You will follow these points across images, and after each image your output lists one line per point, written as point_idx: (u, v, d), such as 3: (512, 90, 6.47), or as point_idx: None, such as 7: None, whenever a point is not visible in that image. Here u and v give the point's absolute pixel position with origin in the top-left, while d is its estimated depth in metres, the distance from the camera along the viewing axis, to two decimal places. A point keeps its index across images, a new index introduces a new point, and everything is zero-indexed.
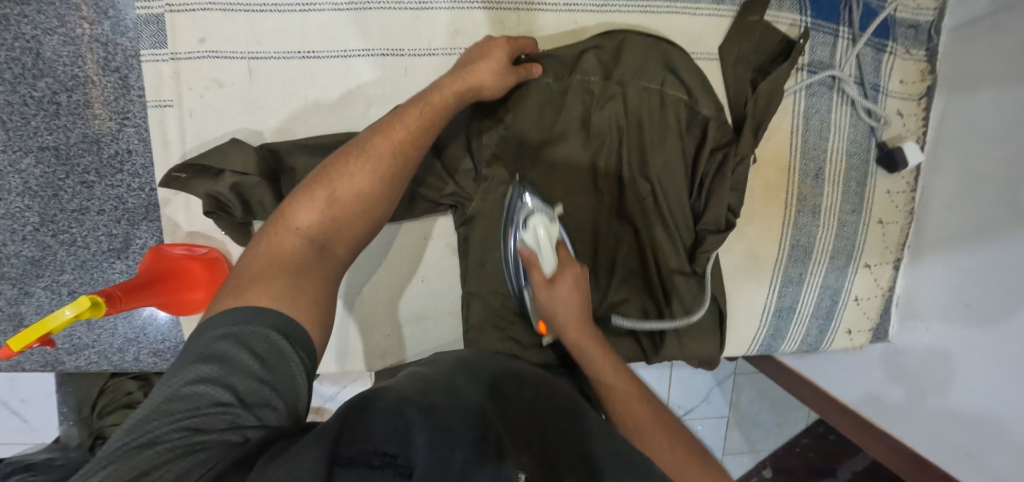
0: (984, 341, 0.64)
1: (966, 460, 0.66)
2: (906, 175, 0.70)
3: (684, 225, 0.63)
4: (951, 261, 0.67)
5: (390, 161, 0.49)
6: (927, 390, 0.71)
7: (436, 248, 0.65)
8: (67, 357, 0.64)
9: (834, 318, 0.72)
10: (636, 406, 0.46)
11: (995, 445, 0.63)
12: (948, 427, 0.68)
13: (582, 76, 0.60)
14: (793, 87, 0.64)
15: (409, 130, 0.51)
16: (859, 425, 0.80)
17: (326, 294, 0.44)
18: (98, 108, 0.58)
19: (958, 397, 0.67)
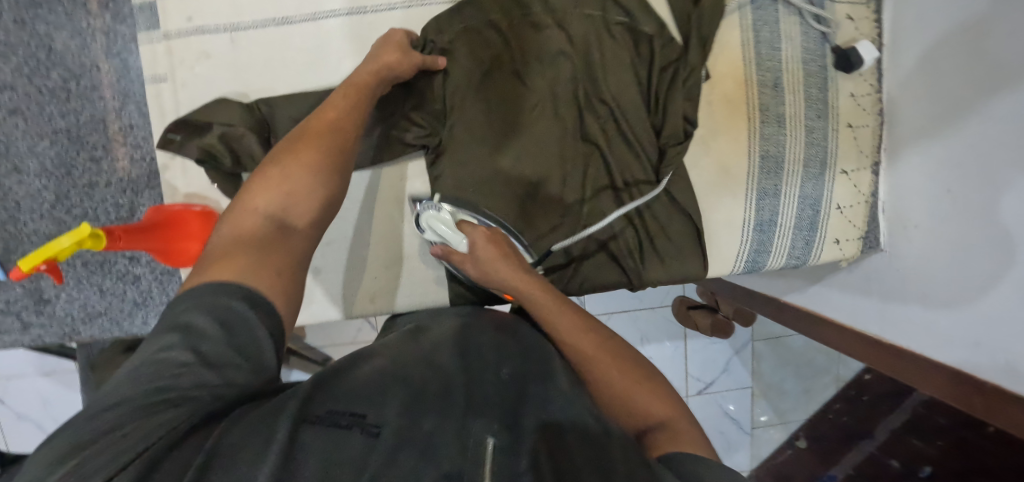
0: (968, 222, 0.63)
1: (975, 349, 0.64)
2: (868, 76, 0.71)
3: (648, 143, 0.66)
4: (925, 152, 0.67)
5: (328, 133, 0.52)
6: (928, 289, 0.69)
7: (414, 188, 0.69)
8: (83, 326, 0.69)
9: (819, 229, 0.72)
10: (583, 344, 0.51)
11: (999, 326, 0.61)
12: (952, 321, 0.67)
13: (531, 7, 0.64)
14: (737, 2, 0.67)
15: (341, 108, 0.55)
16: (867, 343, 0.79)
17: (294, 268, 0.45)
18: (104, 90, 0.65)
19: (956, 287, 0.65)
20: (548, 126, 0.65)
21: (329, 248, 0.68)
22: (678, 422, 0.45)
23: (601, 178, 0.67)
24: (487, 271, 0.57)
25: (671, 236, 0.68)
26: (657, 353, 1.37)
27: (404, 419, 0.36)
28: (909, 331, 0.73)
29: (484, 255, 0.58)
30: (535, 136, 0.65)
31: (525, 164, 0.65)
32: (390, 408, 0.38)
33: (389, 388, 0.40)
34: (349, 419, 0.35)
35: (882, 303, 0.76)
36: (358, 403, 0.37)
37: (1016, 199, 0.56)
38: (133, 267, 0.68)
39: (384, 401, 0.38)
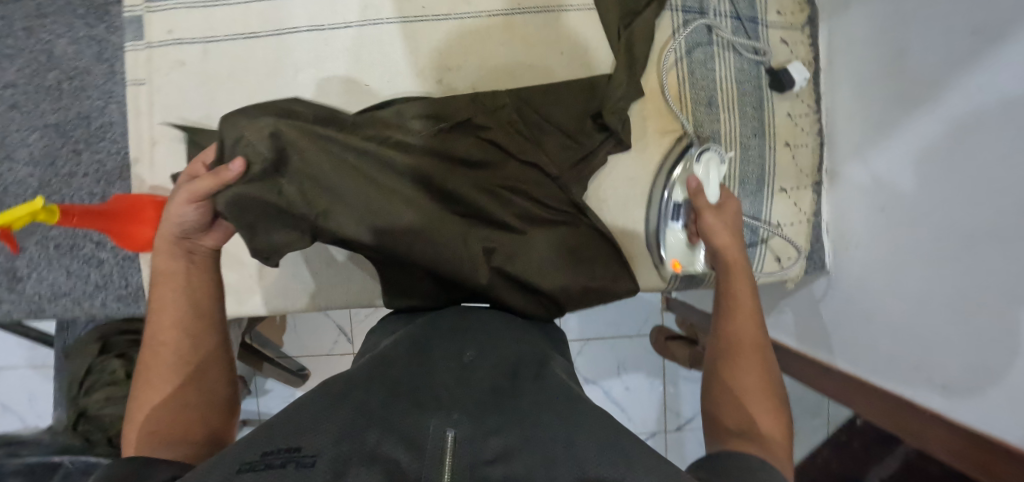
0: (903, 239, 0.62)
1: (915, 373, 0.62)
2: (805, 97, 0.72)
3: (579, 148, 0.69)
4: (861, 172, 0.68)
5: (180, 301, 0.53)
6: (870, 312, 0.68)
7: None
8: (49, 304, 0.74)
9: (758, 245, 0.72)
10: (746, 335, 0.53)
11: (935, 347, 0.59)
12: (893, 345, 0.64)
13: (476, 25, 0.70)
14: (672, 25, 0.71)
15: (174, 278, 0.54)
16: (820, 372, 0.77)
17: (191, 420, 0.48)
18: (91, 91, 0.72)
19: (896, 308, 0.64)
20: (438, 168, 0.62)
21: None
22: (765, 419, 0.47)
23: (503, 206, 0.65)
24: (714, 227, 0.60)
25: (591, 249, 0.69)
26: (634, 384, 1.34)
27: (343, 446, 0.38)
28: (858, 357, 0.71)
29: (729, 217, 0.62)
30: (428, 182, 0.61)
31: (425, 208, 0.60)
32: (328, 440, 0.39)
33: (330, 409, 0.43)
34: (283, 456, 0.37)
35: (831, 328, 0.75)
36: (290, 436, 0.39)
37: (940, 213, 0.56)
38: (98, 251, 0.73)
39: (316, 428, 0.40)
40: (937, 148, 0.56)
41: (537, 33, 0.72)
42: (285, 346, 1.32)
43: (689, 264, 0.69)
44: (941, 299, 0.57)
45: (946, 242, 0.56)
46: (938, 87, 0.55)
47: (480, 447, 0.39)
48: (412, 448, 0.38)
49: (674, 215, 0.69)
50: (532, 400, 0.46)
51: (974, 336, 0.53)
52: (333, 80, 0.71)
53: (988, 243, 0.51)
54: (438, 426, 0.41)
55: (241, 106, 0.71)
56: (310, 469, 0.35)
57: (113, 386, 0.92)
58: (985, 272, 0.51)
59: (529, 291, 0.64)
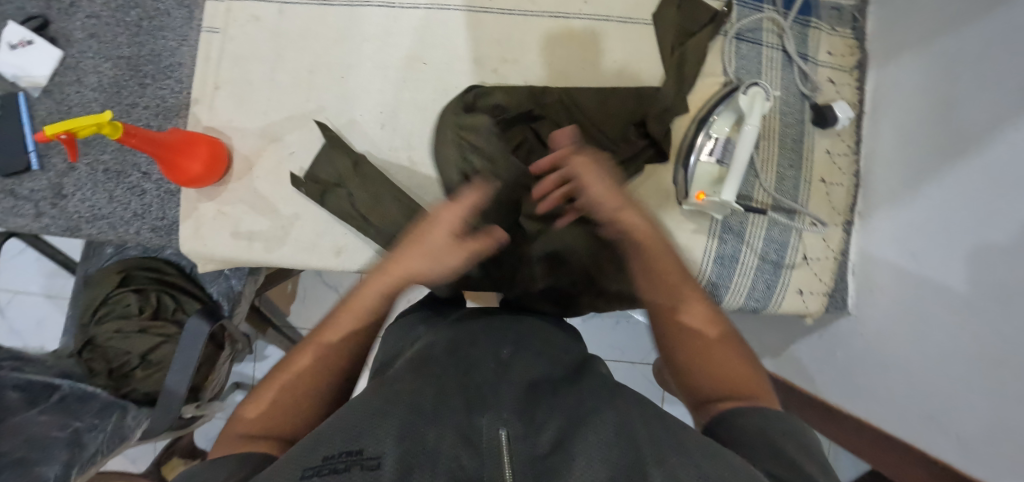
0: (930, 286, 0.62)
1: (930, 423, 0.61)
2: (845, 137, 0.74)
3: (620, 149, 0.70)
4: (894, 216, 0.68)
5: (352, 328, 0.56)
6: (888, 356, 0.67)
7: (395, 159, 0.73)
8: (85, 224, 0.76)
9: (781, 276, 0.72)
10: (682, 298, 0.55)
11: (953, 398, 0.58)
12: (910, 392, 0.64)
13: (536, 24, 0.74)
14: (725, 50, 0.73)
15: (356, 311, 0.57)
16: (829, 415, 0.77)
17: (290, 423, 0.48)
18: (167, 32, 0.76)
19: (916, 355, 0.63)
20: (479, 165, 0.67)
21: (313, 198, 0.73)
22: (735, 379, 0.49)
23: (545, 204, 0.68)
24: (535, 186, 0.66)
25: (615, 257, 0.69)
26: None
27: (399, 446, 0.39)
28: (872, 404, 0.70)
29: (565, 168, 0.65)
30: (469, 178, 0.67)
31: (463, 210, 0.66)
32: (389, 439, 0.40)
33: (386, 407, 0.44)
34: (346, 458, 0.39)
35: (846, 371, 0.74)
36: (350, 439, 0.41)
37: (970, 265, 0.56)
38: (143, 181, 0.76)
39: (375, 431, 0.41)
40: (975, 199, 0.56)
41: (593, 39, 0.74)
42: (291, 315, 1.34)
43: (713, 195, 0.67)
44: (965, 354, 0.56)
45: (971, 296, 0.56)
46: (979, 139, 0.56)
47: (532, 442, 0.40)
48: (468, 444, 0.40)
49: (710, 148, 0.68)
50: (570, 401, 0.47)
51: (995, 393, 0.53)
52: (394, 54, 0.74)
53: (1012, 300, 0.51)
54: (491, 425, 0.42)
55: (303, 67, 0.74)
56: (378, 470, 0.37)
57: (123, 320, 0.94)
58: (1010, 329, 0.51)
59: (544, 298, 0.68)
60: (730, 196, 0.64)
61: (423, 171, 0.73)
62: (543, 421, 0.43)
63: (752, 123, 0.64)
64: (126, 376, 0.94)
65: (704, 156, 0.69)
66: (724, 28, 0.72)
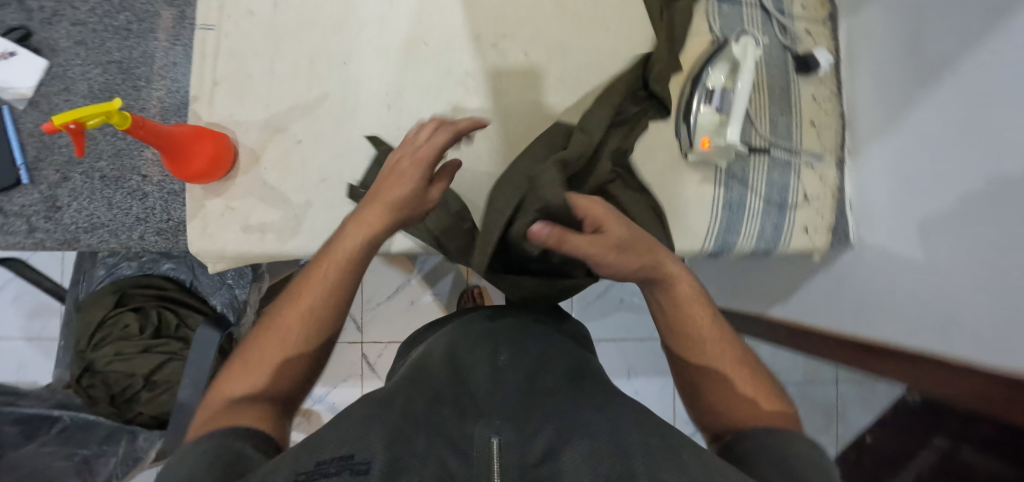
0: (927, 204, 0.65)
1: (950, 329, 0.63)
2: (828, 83, 0.78)
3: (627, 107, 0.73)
4: (882, 149, 0.73)
5: (328, 285, 0.54)
6: (898, 276, 0.71)
7: (406, 138, 0.73)
8: (84, 235, 0.73)
9: (787, 216, 0.76)
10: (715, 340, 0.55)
11: (965, 303, 0.61)
12: (924, 306, 0.67)
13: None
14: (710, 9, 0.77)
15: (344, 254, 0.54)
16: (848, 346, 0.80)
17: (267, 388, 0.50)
18: (158, 33, 0.75)
19: (926, 271, 0.66)
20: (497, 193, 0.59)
21: (327, 185, 0.73)
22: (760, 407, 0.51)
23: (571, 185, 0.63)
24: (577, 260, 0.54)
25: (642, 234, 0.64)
26: (644, 391, 1.32)
27: (393, 453, 0.43)
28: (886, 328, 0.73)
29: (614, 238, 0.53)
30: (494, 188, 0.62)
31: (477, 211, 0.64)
32: (377, 444, 0.44)
33: (391, 421, 0.47)
34: (339, 462, 0.41)
35: (858, 300, 0.77)
36: (344, 443, 0.44)
37: (964, 174, 0.60)
38: (144, 185, 0.74)
39: (365, 434, 0.44)
40: (958, 117, 0.60)
41: (586, 9, 0.77)
42: None
43: (718, 141, 0.71)
44: (969, 257, 0.60)
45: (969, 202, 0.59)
46: (952, 63, 0.61)
47: (522, 451, 0.44)
48: (457, 450, 0.45)
49: (706, 98, 0.72)
50: (548, 402, 0.51)
51: (1004, 286, 0.56)
52: (394, 37, 0.74)
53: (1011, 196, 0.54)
54: (483, 432, 0.46)
55: (303, 56, 0.73)
56: (366, 475, 0.40)
57: (124, 341, 0.88)
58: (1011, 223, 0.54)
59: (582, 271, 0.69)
60: (736, 137, 0.70)
61: None
62: (538, 429, 0.47)
63: (748, 70, 0.69)
64: (130, 400, 0.88)
65: (702, 106, 0.72)
66: None
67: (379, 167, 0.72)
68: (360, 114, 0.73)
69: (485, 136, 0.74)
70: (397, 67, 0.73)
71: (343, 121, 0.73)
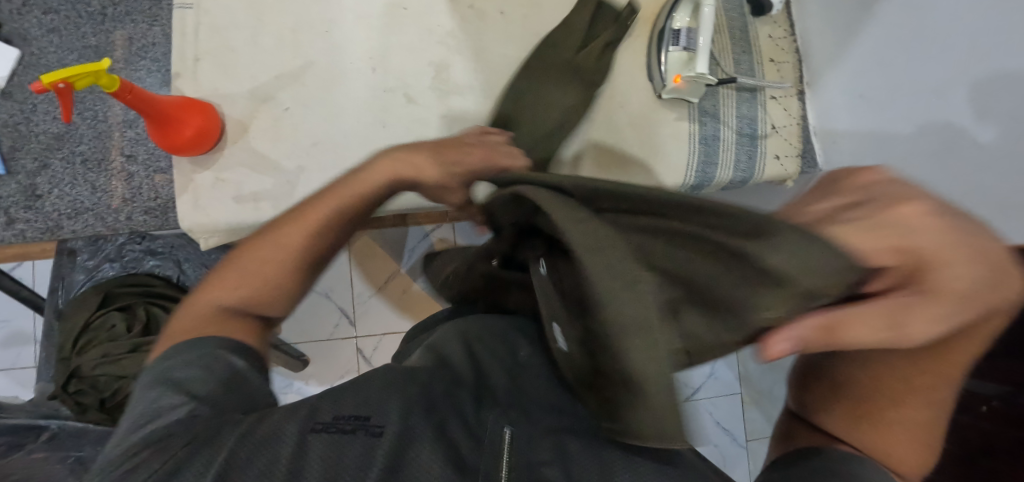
0: (884, 115, 0.72)
1: None
2: (781, 23, 0.85)
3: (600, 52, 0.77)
4: (837, 74, 0.79)
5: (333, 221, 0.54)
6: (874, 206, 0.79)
7: (394, 98, 0.75)
8: (67, 221, 0.71)
9: (758, 145, 0.81)
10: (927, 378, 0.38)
11: None
12: None
13: None
14: None
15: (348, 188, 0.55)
16: None
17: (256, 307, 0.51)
18: (135, 15, 0.76)
19: None
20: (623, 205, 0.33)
21: (318, 149, 0.73)
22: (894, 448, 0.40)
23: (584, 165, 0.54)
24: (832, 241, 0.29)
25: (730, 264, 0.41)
26: None
27: (406, 421, 0.44)
28: None
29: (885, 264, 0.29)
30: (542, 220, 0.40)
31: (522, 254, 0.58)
32: (391, 410, 0.45)
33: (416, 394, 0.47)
34: (354, 422, 0.43)
35: None
36: (361, 406, 0.45)
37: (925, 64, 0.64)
38: (129, 165, 0.73)
39: (384, 401, 0.45)
40: (902, 28, 0.66)
41: None
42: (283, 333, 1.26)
43: (689, 75, 0.75)
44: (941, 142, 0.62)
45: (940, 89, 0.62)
46: None
47: (530, 449, 0.45)
48: (475, 439, 0.45)
49: (673, 40, 0.76)
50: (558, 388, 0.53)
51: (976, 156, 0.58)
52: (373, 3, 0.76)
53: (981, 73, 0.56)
54: (496, 421, 0.47)
55: (284, 26, 0.75)
56: (378, 438, 0.42)
57: (111, 343, 0.86)
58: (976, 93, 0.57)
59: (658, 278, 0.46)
60: (705, 69, 0.73)
61: (422, 105, 0.76)
62: (552, 427, 0.48)
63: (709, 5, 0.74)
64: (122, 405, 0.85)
65: (671, 47, 0.76)
66: None
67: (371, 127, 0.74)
68: (346, 77, 0.74)
69: (470, 91, 0.76)
70: (379, 31, 0.76)
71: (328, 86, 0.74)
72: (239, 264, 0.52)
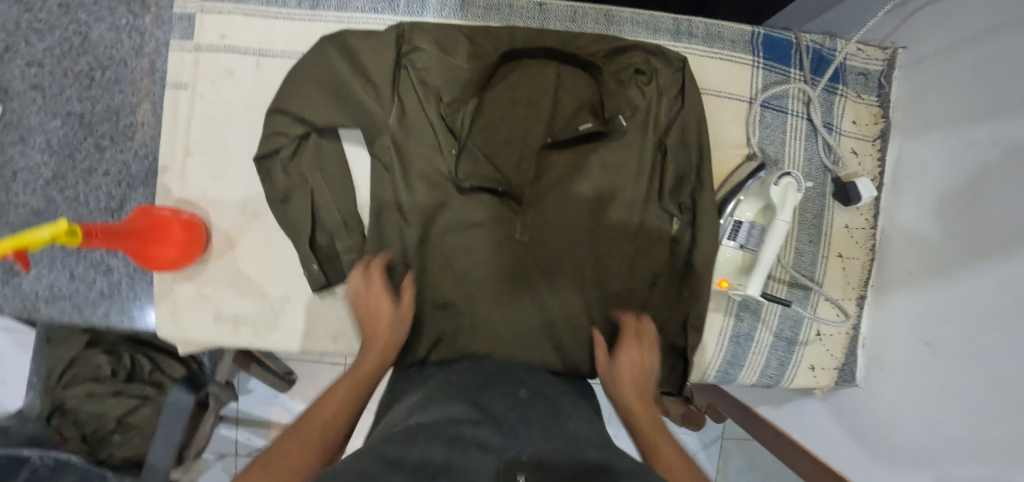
0: (951, 381, 0.61)
1: (849, 447, 0.74)
2: (864, 210, 0.73)
3: (625, 251, 0.68)
4: (912, 298, 0.67)
5: None
6: (850, 417, 0.75)
7: (388, 221, 0.66)
8: (44, 306, 0.68)
9: (795, 352, 0.72)
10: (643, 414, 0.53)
11: None
12: (859, 416, 0.73)
13: (576, 82, 0.66)
14: (756, 100, 0.68)
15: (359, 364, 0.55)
16: (780, 440, 0.85)
17: None
18: (124, 85, 0.67)
19: (946, 443, 0.61)
20: (506, 116, 0.65)
21: (297, 279, 0.68)
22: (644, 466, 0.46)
23: (558, 227, 0.67)
24: (669, 116, 0.66)
25: (574, 205, 0.67)
26: (623, 434, 1.32)
27: None
28: (830, 436, 0.78)
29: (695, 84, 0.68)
30: (476, 122, 0.65)
31: (435, 297, 0.67)
32: None
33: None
34: None
35: (837, 421, 0.77)
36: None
37: (1005, 331, 0.55)
38: (109, 258, 0.68)
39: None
40: (1004, 292, 0.55)
41: (614, 103, 0.64)
42: None
43: (736, 286, 0.65)
44: (1003, 416, 0.54)
45: (1003, 376, 0.54)
46: (1004, 236, 0.56)
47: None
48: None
49: (733, 232, 0.65)
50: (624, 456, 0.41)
51: (998, 407, 0.55)
52: (377, 135, 0.65)
53: (1005, 307, 0.55)
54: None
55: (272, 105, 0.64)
56: None
57: (95, 383, 0.88)
58: (1012, 349, 0.54)
59: (561, 233, 0.67)
60: (757, 290, 0.61)
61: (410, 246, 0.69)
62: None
63: (784, 218, 0.60)
64: (102, 440, 0.89)
65: (727, 240, 0.66)
66: (752, 83, 0.68)
67: (356, 241, 0.66)
68: (349, 141, 0.68)
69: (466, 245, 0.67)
70: (371, 141, 0.65)
71: (322, 202, 0.66)
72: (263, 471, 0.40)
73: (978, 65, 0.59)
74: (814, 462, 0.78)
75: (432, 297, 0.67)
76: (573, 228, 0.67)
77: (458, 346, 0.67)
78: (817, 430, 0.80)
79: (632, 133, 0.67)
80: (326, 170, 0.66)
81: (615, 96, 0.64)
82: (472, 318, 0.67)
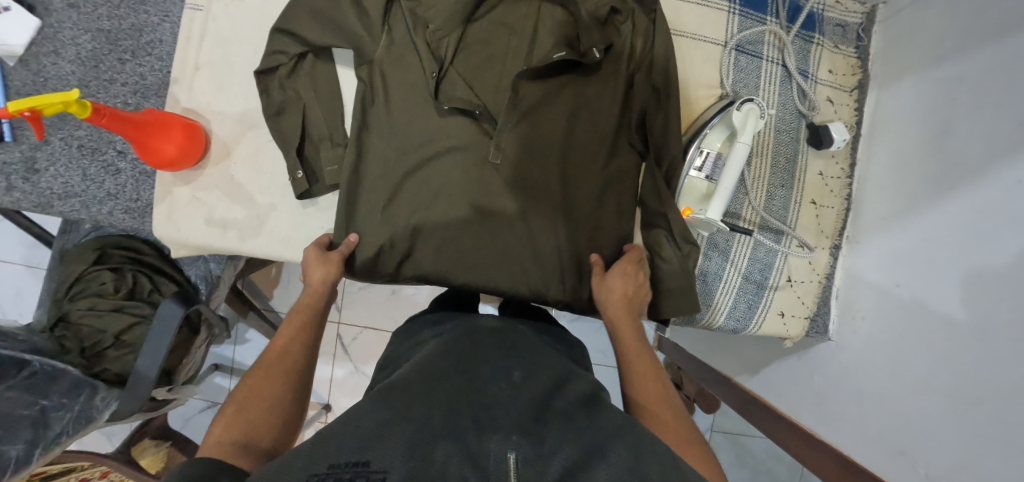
0: (914, 321, 0.60)
1: (817, 404, 0.72)
2: (840, 159, 0.74)
3: (595, 180, 0.70)
4: (882, 242, 0.67)
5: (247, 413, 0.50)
6: (820, 373, 0.73)
7: (373, 138, 0.70)
8: (57, 202, 0.74)
9: (763, 297, 0.74)
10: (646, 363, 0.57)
11: (945, 446, 0.54)
12: (829, 372, 0.72)
13: (555, 16, 0.70)
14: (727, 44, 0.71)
15: (299, 313, 0.63)
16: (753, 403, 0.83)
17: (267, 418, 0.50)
18: (148, 6, 0.74)
19: (912, 388, 0.59)
20: (489, 45, 0.70)
21: (288, 191, 0.73)
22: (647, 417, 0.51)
23: (532, 153, 0.70)
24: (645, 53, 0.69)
25: (548, 131, 0.69)
26: None
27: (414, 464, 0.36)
28: (799, 396, 0.76)
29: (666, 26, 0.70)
30: (460, 51, 0.70)
31: (410, 213, 0.70)
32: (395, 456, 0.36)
33: (381, 439, 0.38)
34: (351, 470, 0.35)
35: (809, 379, 0.75)
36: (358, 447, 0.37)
37: (968, 259, 0.54)
38: (118, 160, 0.74)
39: (383, 443, 0.37)
40: (967, 221, 0.54)
41: (591, 33, 0.67)
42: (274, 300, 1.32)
43: (700, 212, 0.69)
44: (968, 349, 0.53)
45: (968, 306, 0.53)
46: (968, 168, 0.55)
47: (542, 471, 0.36)
48: (472, 461, 0.37)
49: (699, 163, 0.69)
50: (611, 421, 0.43)
51: (963, 341, 0.53)
52: (367, 58, 0.70)
53: (970, 236, 0.54)
54: (497, 445, 0.38)
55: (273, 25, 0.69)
56: None
57: (99, 298, 0.92)
58: (972, 278, 0.53)
59: (535, 158, 0.70)
60: (717, 214, 0.66)
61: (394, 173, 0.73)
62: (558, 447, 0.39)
63: (745, 141, 0.65)
64: (98, 355, 0.92)
65: (693, 171, 0.70)
66: (728, 28, 0.72)
67: (341, 155, 0.70)
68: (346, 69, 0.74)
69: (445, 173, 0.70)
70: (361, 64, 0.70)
71: (313, 117, 0.71)
72: (239, 407, 0.50)
73: (949, 9, 0.61)
74: (785, 424, 0.77)
75: (408, 212, 0.70)
76: (546, 152, 0.69)
77: (426, 260, 0.70)
78: (788, 391, 0.78)
79: (607, 68, 0.69)
80: (320, 88, 0.71)
81: (589, 29, 0.67)
82: (443, 235, 0.70)
